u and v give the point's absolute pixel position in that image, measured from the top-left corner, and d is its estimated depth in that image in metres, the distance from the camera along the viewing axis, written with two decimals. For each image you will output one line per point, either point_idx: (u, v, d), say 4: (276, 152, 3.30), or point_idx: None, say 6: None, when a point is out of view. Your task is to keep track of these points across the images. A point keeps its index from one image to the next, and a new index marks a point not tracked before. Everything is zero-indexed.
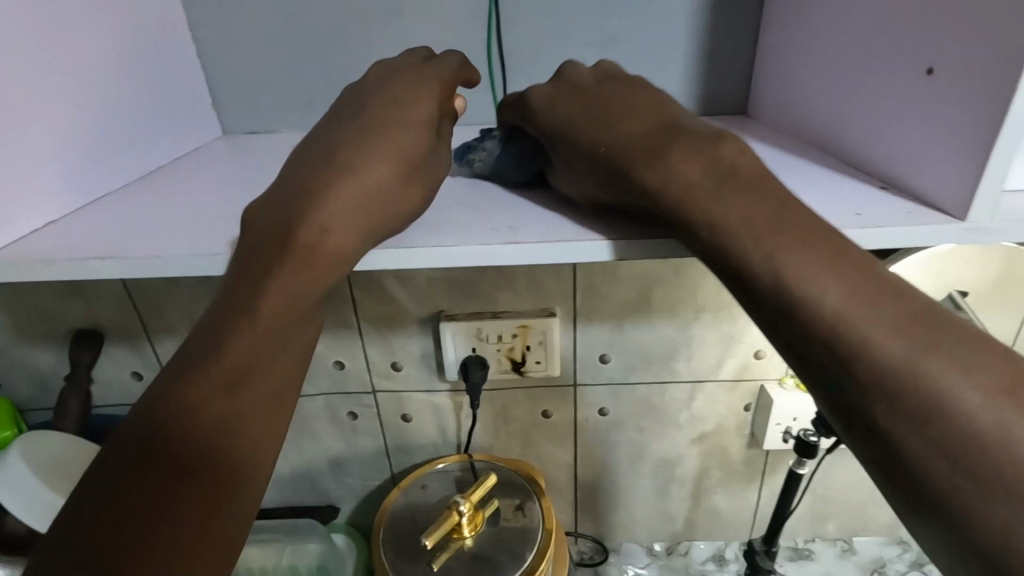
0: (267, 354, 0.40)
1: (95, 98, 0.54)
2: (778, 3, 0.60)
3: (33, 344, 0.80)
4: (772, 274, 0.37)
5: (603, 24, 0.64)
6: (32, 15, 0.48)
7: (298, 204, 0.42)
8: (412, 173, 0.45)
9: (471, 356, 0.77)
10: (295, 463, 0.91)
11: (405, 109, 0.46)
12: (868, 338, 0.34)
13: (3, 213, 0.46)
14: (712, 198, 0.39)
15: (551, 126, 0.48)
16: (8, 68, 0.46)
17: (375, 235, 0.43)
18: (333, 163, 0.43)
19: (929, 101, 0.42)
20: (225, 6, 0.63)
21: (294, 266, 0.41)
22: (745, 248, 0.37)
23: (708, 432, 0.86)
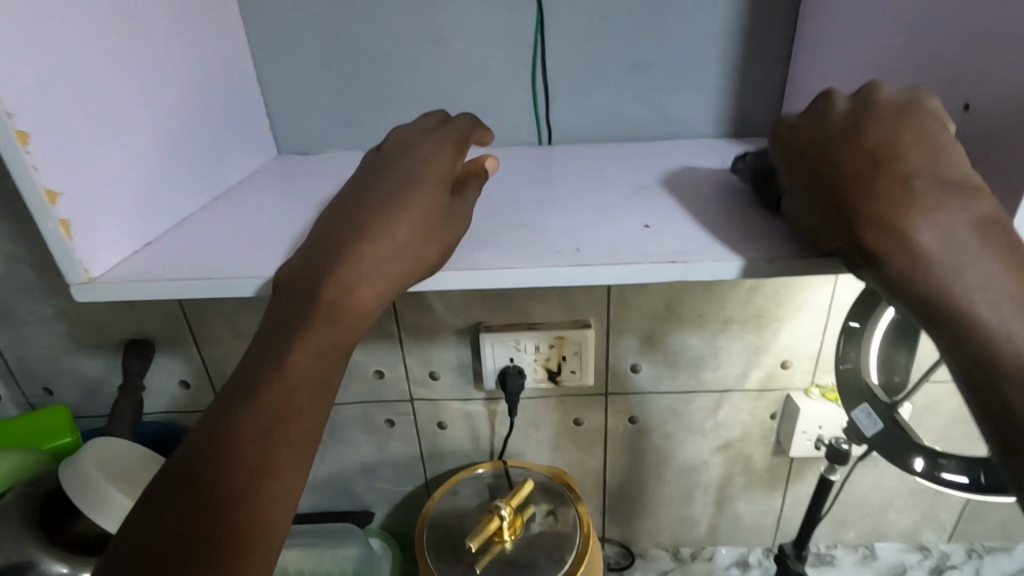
0: (302, 404, 0.42)
1: (182, 117, 0.55)
2: (807, 35, 0.63)
3: (88, 353, 0.83)
4: (922, 280, 0.37)
5: (640, 50, 0.68)
6: (143, 45, 0.51)
7: (326, 262, 0.45)
8: (433, 225, 0.47)
9: (509, 365, 0.80)
10: (331, 469, 0.94)
11: (423, 169, 0.50)
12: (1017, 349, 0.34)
13: (111, 234, 0.47)
14: (932, 241, 0.37)
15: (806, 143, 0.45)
16: (125, 89, 0.49)
17: (400, 286, 0.46)
18: (361, 221, 0.46)
19: (963, 136, 0.45)
20: (283, 34, 0.67)
21: (325, 320, 0.43)
22: (907, 245, 0.37)
23: (733, 440, 0.89)
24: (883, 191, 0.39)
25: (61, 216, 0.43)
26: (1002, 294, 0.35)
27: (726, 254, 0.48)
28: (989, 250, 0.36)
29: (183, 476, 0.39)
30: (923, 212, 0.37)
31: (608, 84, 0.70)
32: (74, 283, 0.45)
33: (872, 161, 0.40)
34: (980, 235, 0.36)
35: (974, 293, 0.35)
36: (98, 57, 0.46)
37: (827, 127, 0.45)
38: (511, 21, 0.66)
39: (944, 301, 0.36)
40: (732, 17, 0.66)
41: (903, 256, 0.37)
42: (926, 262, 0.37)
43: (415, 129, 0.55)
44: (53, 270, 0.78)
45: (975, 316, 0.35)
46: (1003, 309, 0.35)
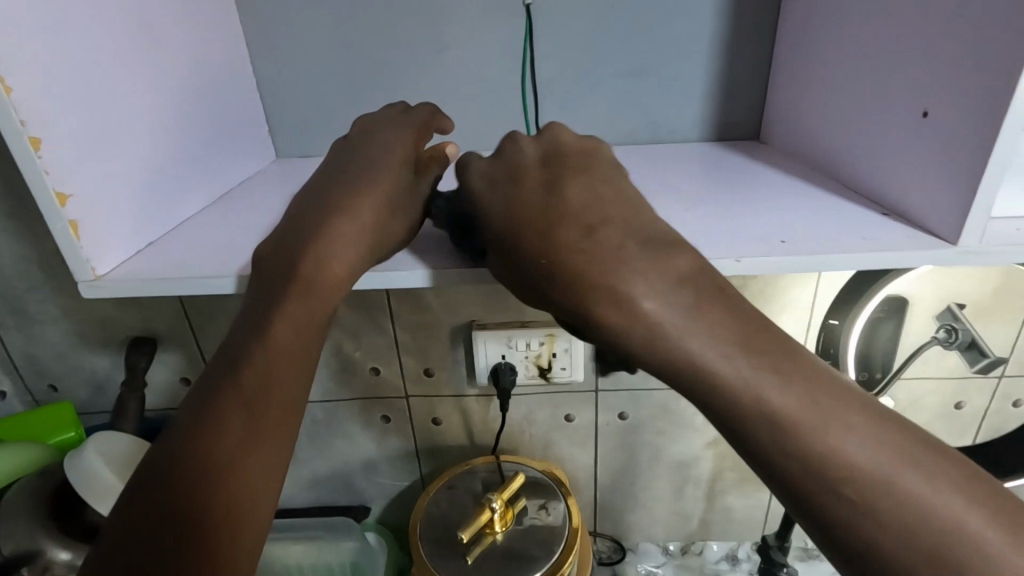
0: (281, 377, 0.45)
1: (185, 120, 0.58)
2: (788, 42, 0.65)
3: (92, 350, 0.86)
4: (643, 339, 0.39)
5: (629, 56, 0.70)
6: (150, 51, 0.53)
7: (298, 242, 0.47)
8: (397, 206, 0.50)
9: (502, 362, 0.83)
10: (330, 464, 0.96)
11: (385, 153, 0.52)
12: (738, 386, 0.38)
13: (119, 234, 0.50)
14: (642, 296, 0.39)
15: (468, 198, 0.49)
16: (132, 93, 0.51)
17: (371, 261, 0.49)
18: (329, 205, 0.49)
19: (923, 140, 0.47)
20: (283, 41, 0.69)
21: (301, 295, 0.46)
22: (608, 302, 0.40)
23: (721, 436, 0.91)
24: (582, 249, 0.42)
25: (69, 218, 0.45)
26: (710, 335, 0.39)
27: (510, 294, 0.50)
28: (679, 293, 0.40)
29: (172, 452, 0.42)
30: (639, 278, 0.40)
31: (598, 90, 0.72)
32: (83, 281, 0.48)
33: (584, 230, 0.43)
34: (687, 290, 0.40)
35: (692, 340, 0.39)
36: (108, 66, 0.48)
37: (510, 182, 0.48)
38: (503, 28, 0.69)
39: (678, 367, 0.39)
40: (718, 24, 0.68)
41: (638, 328, 0.39)
42: (654, 331, 0.39)
43: (375, 118, 0.57)
44: (60, 269, 0.81)
45: (711, 374, 0.38)
46: (714, 353, 0.38)
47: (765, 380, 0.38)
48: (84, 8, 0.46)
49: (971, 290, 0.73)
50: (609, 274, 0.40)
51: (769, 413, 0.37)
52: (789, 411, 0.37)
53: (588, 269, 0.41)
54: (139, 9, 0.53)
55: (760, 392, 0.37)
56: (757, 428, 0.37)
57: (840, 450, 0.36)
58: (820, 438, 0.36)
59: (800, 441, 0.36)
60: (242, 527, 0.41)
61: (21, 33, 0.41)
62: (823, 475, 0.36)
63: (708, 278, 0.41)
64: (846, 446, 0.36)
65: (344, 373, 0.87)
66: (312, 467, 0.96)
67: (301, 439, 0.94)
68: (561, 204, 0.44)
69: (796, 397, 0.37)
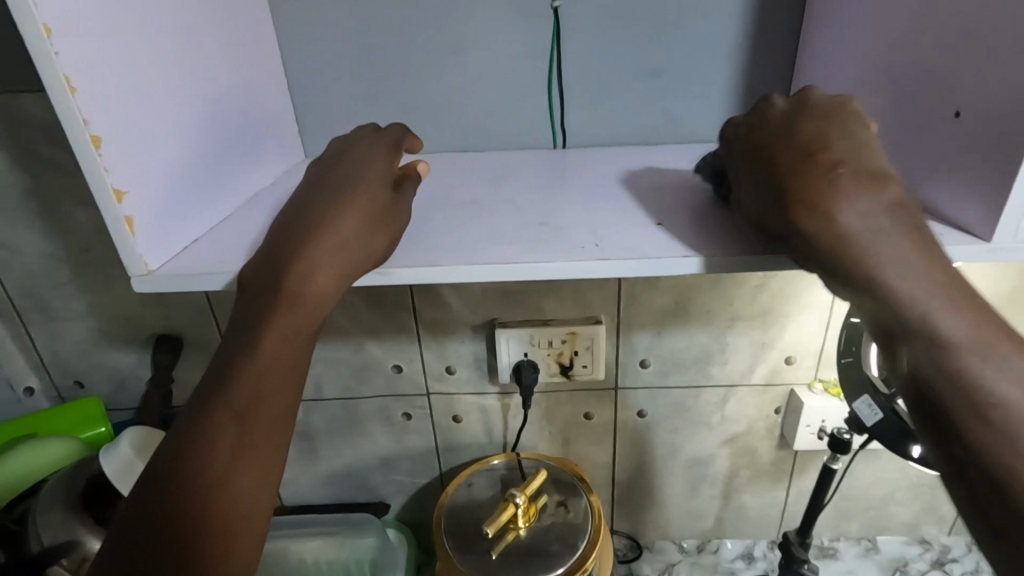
0: (268, 389, 0.46)
1: (222, 120, 0.59)
2: (809, 45, 0.66)
3: (119, 347, 0.87)
4: (837, 255, 0.41)
5: (651, 58, 0.71)
6: (189, 52, 0.54)
7: (279, 261, 0.48)
8: (378, 220, 0.51)
9: (523, 360, 0.84)
10: (349, 461, 0.97)
11: (366, 171, 0.54)
12: (926, 314, 0.38)
13: (165, 231, 0.51)
14: (845, 214, 0.41)
15: (744, 140, 0.50)
16: (173, 93, 0.52)
17: (357, 274, 0.49)
18: (310, 222, 0.50)
19: (954, 140, 0.48)
20: (312, 43, 0.71)
21: (285, 310, 0.47)
22: (812, 214, 0.42)
23: (738, 434, 0.91)
24: (801, 173, 0.43)
25: (124, 214, 0.46)
26: (902, 265, 0.39)
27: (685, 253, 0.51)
28: (883, 222, 0.41)
29: (165, 464, 0.43)
30: (851, 196, 0.41)
31: (621, 91, 0.73)
32: (135, 276, 0.49)
33: (806, 151, 0.44)
34: (891, 216, 0.41)
35: (889, 266, 0.40)
36: (157, 67, 0.50)
37: (767, 123, 0.49)
38: (528, 31, 0.70)
39: (869, 284, 0.40)
40: (740, 27, 0.69)
41: (830, 235, 0.41)
42: (852, 244, 0.40)
43: (352, 138, 0.59)
44: (89, 267, 0.82)
45: (889, 287, 0.39)
46: (904, 278, 0.39)
47: (940, 305, 0.38)
48: (136, 10, 0.48)
49: (988, 289, 0.74)
50: (816, 183, 0.42)
51: (952, 343, 0.37)
52: (970, 351, 0.37)
53: (800, 190, 0.42)
54: (184, 11, 0.54)
55: (930, 313, 0.38)
56: (926, 344, 0.38)
57: (994, 387, 0.36)
58: (975, 365, 0.36)
59: (957, 361, 0.37)
60: (236, 538, 0.42)
61: (83, 34, 0.42)
62: (990, 427, 0.35)
63: (909, 214, 0.42)
64: (999, 384, 0.36)
65: (366, 370, 0.89)
66: (332, 464, 0.97)
67: (322, 435, 0.95)
68: (784, 139, 0.46)
69: (963, 328, 0.38)
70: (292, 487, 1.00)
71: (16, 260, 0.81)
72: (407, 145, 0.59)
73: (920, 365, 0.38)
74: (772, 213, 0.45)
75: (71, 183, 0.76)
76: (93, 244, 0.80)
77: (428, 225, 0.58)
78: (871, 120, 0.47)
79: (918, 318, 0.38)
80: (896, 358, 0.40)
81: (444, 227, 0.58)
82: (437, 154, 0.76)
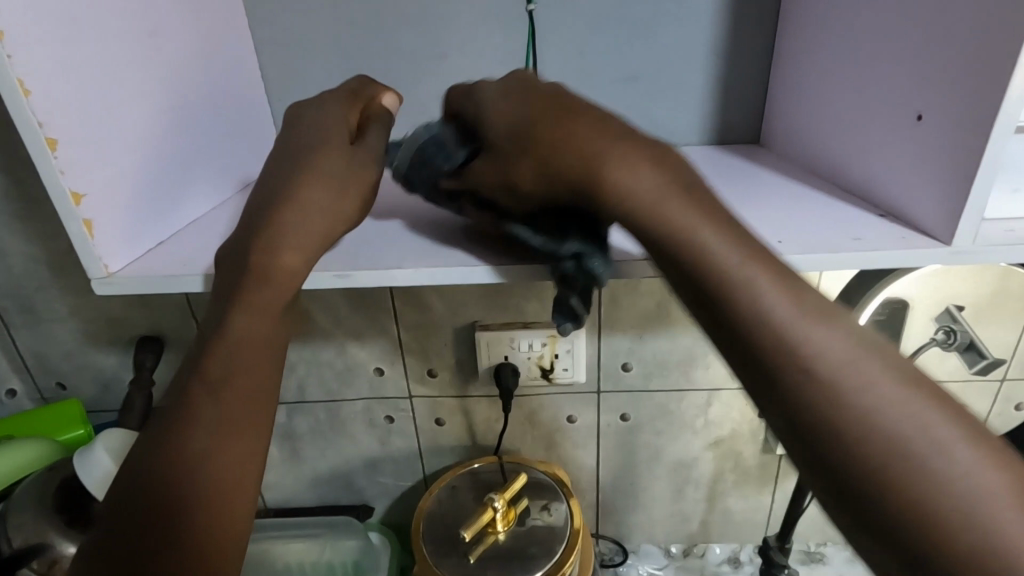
0: (241, 366, 0.46)
1: (195, 122, 0.59)
2: (785, 48, 0.66)
3: (101, 349, 0.87)
4: (654, 220, 0.42)
5: (630, 61, 0.71)
6: (161, 56, 0.55)
7: (248, 237, 0.48)
8: (344, 183, 0.50)
9: (504, 363, 0.83)
10: (334, 463, 0.97)
11: (321, 133, 0.52)
12: (734, 273, 0.40)
13: (131, 233, 0.51)
14: (638, 178, 0.42)
15: (479, 119, 0.49)
16: (143, 96, 0.52)
17: (323, 241, 0.49)
18: (277, 190, 0.49)
19: (917, 143, 0.48)
20: (291, 46, 0.71)
21: (254, 284, 0.47)
22: (607, 180, 0.42)
23: (723, 438, 0.91)
24: (583, 140, 0.44)
25: (83, 217, 0.46)
26: (701, 222, 0.41)
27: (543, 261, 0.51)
28: (671, 185, 0.42)
29: (146, 446, 0.43)
30: (627, 161, 0.42)
31: (600, 94, 0.73)
32: (95, 278, 0.49)
33: (598, 124, 0.44)
34: (674, 180, 0.43)
35: (692, 225, 0.41)
36: (126, 71, 0.50)
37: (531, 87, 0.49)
38: (506, 34, 0.70)
39: (675, 248, 0.41)
40: (720, 30, 0.69)
41: (631, 202, 0.42)
42: (648, 207, 0.42)
43: (309, 100, 0.56)
44: (72, 269, 0.82)
45: (697, 250, 0.41)
46: (716, 236, 0.41)
47: (737, 258, 0.40)
48: (104, 14, 0.48)
49: (970, 293, 0.73)
50: (577, 154, 0.43)
51: (756, 299, 0.39)
52: (779, 306, 0.39)
53: (586, 157, 0.43)
54: (154, 15, 0.54)
55: (722, 269, 0.40)
56: (735, 300, 0.40)
57: (807, 335, 0.38)
58: (785, 316, 0.39)
59: (757, 322, 0.39)
60: (229, 512, 0.42)
61: (42, 38, 0.42)
62: (808, 378, 0.38)
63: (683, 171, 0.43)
64: (808, 335, 0.38)
65: (348, 373, 0.88)
66: (317, 467, 0.97)
67: (306, 438, 0.95)
68: (563, 105, 0.46)
69: (760, 280, 0.40)
70: (277, 489, 1.00)
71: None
72: (367, 97, 0.57)
73: (734, 328, 0.40)
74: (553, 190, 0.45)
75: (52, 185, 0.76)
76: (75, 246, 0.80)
77: (401, 228, 0.58)
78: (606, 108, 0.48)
79: (729, 279, 0.40)
80: (712, 320, 0.41)
81: (417, 230, 0.58)
82: None
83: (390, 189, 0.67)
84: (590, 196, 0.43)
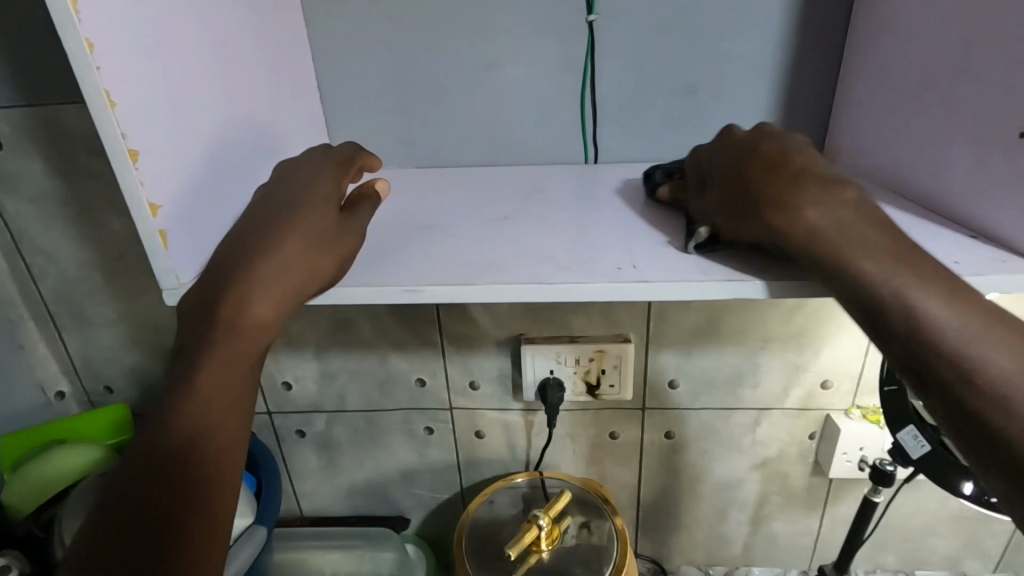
0: (214, 408, 0.48)
1: (259, 134, 0.59)
2: (856, 59, 0.64)
3: (149, 353, 0.88)
4: (814, 241, 0.44)
5: (686, 73, 0.69)
6: (228, 67, 0.55)
7: (218, 286, 0.49)
8: (324, 241, 0.52)
9: (549, 377, 0.82)
10: (370, 473, 0.96)
11: (304, 194, 0.55)
12: (893, 290, 0.41)
13: (198, 244, 0.51)
14: (808, 209, 0.45)
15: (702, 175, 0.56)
16: (211, 106, 0.52)
17: (298, 296, 0.50)
18: (255, 243, 0.51)
19: (1015, 162, 0.46)
20: (346, 56, 0.71)
21: (228, 336, 0.48)
22: (770, 210, 0.46)
23: (771, 458, 0.88)
24: (749, 182, 0.48)
25: (158, 228, 0.46)
26: (866, 251, 0.43)
27: (615, 278, 0.50)
28: (825, 207, 0.45)
29: (125, 477, 0.44)
30: (802, 197, 0.45)
31: (654, 107, 0.71)
32: (166, 289, 0.49)
33: (767, 164, 0.49)
34: (833, 204, 0.45)
35: (857, 253, 0.43)
36: (195, 81, 0.50)
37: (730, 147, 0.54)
38: (562, 44, 0.69)
39: (845, 272, 0.43)
40: (783, 41, 0.67)
41: (793, 224, 0.45)
42: (809, 228, 0.44)
43: (299, 164, 0.59)
44: (121, 274, 0.83)
45: (857, 267, 0.42)
46: (878, 259, 0.42)
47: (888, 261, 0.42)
48: (178, 26, 0.48)
49: None
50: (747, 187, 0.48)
51: (917, 314, 0.40)
52: (940, 324, 0.40)
53: (763, 186, 0.47)
54: (222, 27, 0.54)
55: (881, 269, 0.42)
56: (896, 314, 0.41)
57: (954, 341, 0.40)
58: (948, 333, 0.40)
59: (923, 334, 0.40)
60: (218, 531, 0.44)
61: (126, 51, 0.42)
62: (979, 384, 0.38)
63: (864, 207, 0.45)
64: (939, 312, 0.40)
65: (390, 383, 0.88)
66: (353, 476, 0.96)
67: (344, 447, 0.94)
68: (745, 158, 0.51)
69: (896, 271, 0.42)
70: (312, 498, 1.00)
71: (51, 266, 0.82)
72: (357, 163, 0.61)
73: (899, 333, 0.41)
74: (724, 210, 0.50)
75: (108, 192, 0.77)
76: (127, 252, 0.81)
77: (463, 240, 0.58)
78: (782, 140, 0.52)
79: (884, 297, 0.41)
80: (880, 338, 0.42)
81: (475, 244, 0.57)
82: (466, 167, 0.76)
83: (441, 201, 0.67)
84: (761, 226, 0.46)
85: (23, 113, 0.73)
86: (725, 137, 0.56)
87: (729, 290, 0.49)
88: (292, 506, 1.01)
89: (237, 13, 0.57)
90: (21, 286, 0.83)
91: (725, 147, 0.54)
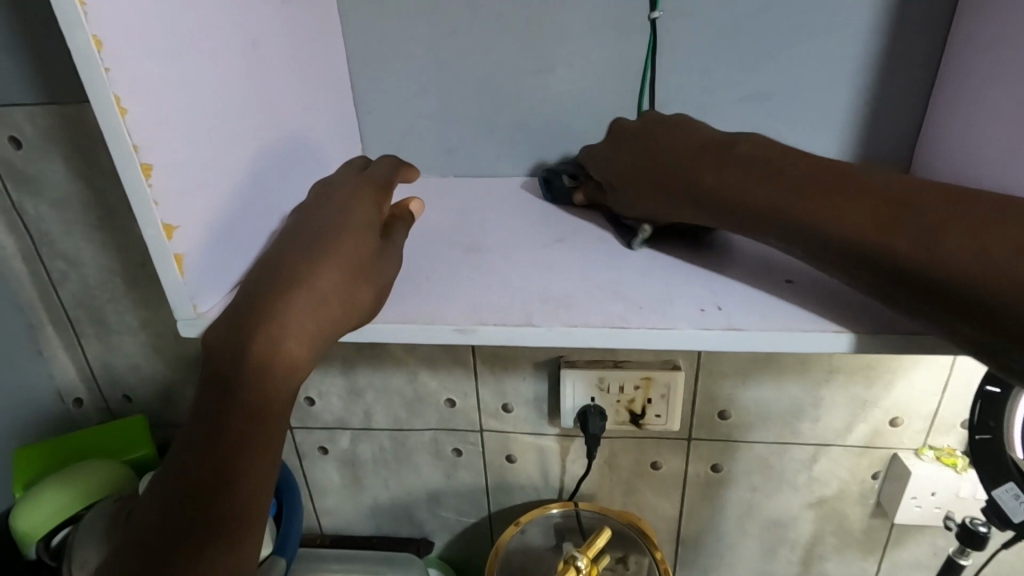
0: (239, 448, 0.42)
1: (290, 142, 0.54)
2: (956, 66, 0.57)
3: (169, 363, 0.85)
4: (753, 208, 0.46)
5: (756, 78, 0.63)
6: (257, 69, 0.50)
7: (251, 320, 0.43)
8: (361, 271, 0.47)
9: (591, 405, 0.76)
10: (394, 493, 0.92)
11: (343, 219, 0.49)
12: (844, 232, 0.42)
13: (221, 265, 0.46)
14: (727, 178, 0.48)
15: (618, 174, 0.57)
16: (240, 113, 0.47)
17: (335, 332, 0.45)
18: (287, 273, 0.45)
19: None
20: (383, 56, 0.66)
21: (258, 375, 0.43)
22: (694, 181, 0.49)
23: (828, 497, 0.81)
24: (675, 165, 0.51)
25: (175, 250, 0.41)
26: (810, 204, 0.43)
27: (699, 326, 0.45)
28: (743, 174, 0.47)
29: (168, 508, 0.42)
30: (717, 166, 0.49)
31: (717, 116, 0.65)
32: (182, 318, 0.44)
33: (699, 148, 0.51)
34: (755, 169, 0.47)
35: (796, 208, 0.44)
36: (223, 85, 0.45)
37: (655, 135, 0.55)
38: (620, 45, 0.63)
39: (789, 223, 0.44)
40: (868, 43, 0.60)
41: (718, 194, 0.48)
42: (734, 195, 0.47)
43: (334, 184, 0.54)
44: (143, 281, 0.80)
45: (802, 216, 0.43)
46: (814, 205, 0.43)
47: (885, 223, 0.40)
48: (206, 23, 0.44)
49: None
50: (683, 173, 0.50)
51: (865, 242, 0.40)
52: (898, 244, 0.39)
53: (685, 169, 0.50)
54: (252, 23, 0.50)
55: (877, 234, 0.40)
56: (858, 250, 0.41)
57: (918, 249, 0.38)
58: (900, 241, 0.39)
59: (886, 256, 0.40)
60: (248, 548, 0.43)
61: (143, 52, 0.38)
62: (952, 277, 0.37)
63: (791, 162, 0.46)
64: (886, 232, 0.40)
65: (418, 402, 0.83)
66: (377, 496, 0.92)
67: (367, 465, 0.89)
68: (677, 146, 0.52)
69: (847, 213, 0.42)
70: (334, 516, 0.95)
71: (72, 271, 0.79)
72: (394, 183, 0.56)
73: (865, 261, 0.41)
74: (660, 208, 0.52)
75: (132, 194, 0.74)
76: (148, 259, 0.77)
77: (514, 269, 0.53)
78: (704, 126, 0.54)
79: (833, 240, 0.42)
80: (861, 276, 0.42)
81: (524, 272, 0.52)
82: (508, 177, 0.70)
83: (482, 217, 0.62)
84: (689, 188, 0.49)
85: (47, 111, 0.70)
86: (672, 122, 0.56)
87: (823, 341, 0.44)
88: (312, 523, 0.97)
89: (269, 10, 0.52)
90: (42, 289, 0.80)
91: (669, 135, 0.54)
